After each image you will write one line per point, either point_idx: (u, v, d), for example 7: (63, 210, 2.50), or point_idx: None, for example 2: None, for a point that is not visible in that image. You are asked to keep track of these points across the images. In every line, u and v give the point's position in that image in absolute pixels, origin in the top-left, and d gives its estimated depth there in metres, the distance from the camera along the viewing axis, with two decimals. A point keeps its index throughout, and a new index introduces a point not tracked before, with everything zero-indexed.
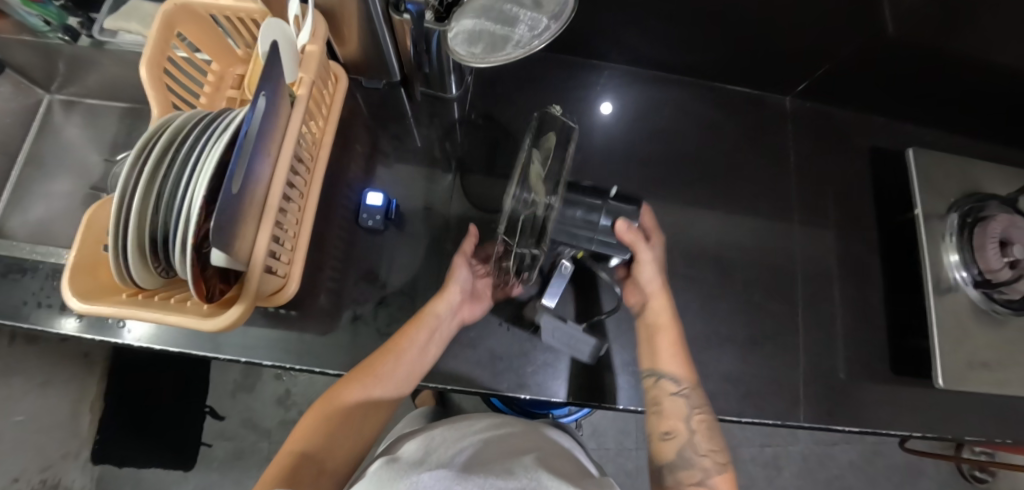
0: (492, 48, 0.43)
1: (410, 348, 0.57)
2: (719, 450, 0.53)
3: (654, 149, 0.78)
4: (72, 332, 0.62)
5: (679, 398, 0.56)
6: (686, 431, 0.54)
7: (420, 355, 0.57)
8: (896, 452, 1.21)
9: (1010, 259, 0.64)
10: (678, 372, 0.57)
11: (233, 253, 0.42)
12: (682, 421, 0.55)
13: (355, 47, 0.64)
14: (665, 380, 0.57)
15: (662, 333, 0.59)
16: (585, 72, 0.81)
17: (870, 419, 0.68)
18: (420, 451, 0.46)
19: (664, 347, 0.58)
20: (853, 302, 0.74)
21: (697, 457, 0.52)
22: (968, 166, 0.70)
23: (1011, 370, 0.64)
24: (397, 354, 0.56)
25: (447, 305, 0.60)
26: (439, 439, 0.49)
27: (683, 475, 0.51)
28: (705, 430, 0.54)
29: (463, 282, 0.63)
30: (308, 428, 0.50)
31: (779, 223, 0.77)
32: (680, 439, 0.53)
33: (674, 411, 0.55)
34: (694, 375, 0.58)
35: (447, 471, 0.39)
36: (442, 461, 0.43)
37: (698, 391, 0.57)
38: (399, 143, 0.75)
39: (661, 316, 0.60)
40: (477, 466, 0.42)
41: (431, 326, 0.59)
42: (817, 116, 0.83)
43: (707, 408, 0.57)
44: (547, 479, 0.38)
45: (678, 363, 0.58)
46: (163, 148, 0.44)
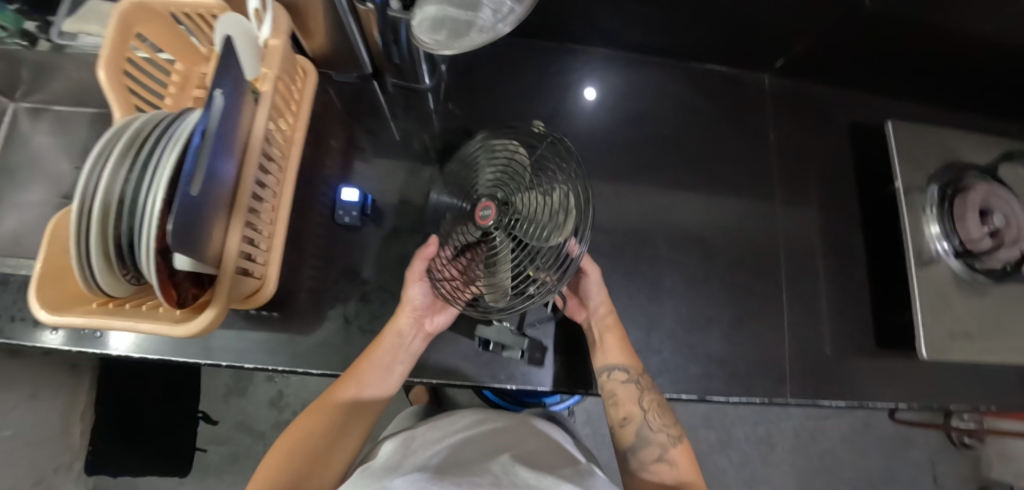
0: (456, 35, 0.42)
1: (371, 370, 0.57)
2: (672, 423, 0.57)
3: (633, 133, 0.78)
4: (56, 345, 0.61)
5: (631, 385, 0.59)
6: (641, 412, 0.57)
7: (384, 376, 0.57)
8: (886, 424, 1.23)
9: (991, 228, 0.67)
10: (625, 361, 0.59)
11: (199, 256, 0.41)
12: (636, 404, 0.57)
13: (322, 40, 0.63)
14: (616, 371, 0.58)
15: (609, 333, 0.61)
16: (562, 57, 0.80)
17: (854, 392, 0.69)
18: (399, 455, 0.47)
19: (614, 342, 0.60)
20: (837, 277, 0.74)
21: (653, 434, 0.56)
22: (948, 136, 0.70)
23: (993, 337, 0.64)
24: (359, 377, 0.56)
25: (412, 322, 0.60)
26: (421, 441, 0.49)
27: (644, 455, 0.55)
28: (657, 408, 0.57)
29: (420, 298, 0.60)
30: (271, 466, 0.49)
31: (761, 203, 0.76)
32: (636, 421, 0.56)
33: (629, 397, 0.58)
34: (637, 360, 0.60)
35: (423, 472, 0.40)
36: (419, 462, 0.44)
37: (645, 374, 0.60)
38: (375, 138, 0.73)
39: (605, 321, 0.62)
40: (455, 465, 0.42)
41: (393, 344, 0.58)
42: (797, 92, 0.82)
43: (654, 386, 0.60)
44: (523, 474, 0.40)
45: (624, 352, 0.60)
46: (122, 152, 0.43)
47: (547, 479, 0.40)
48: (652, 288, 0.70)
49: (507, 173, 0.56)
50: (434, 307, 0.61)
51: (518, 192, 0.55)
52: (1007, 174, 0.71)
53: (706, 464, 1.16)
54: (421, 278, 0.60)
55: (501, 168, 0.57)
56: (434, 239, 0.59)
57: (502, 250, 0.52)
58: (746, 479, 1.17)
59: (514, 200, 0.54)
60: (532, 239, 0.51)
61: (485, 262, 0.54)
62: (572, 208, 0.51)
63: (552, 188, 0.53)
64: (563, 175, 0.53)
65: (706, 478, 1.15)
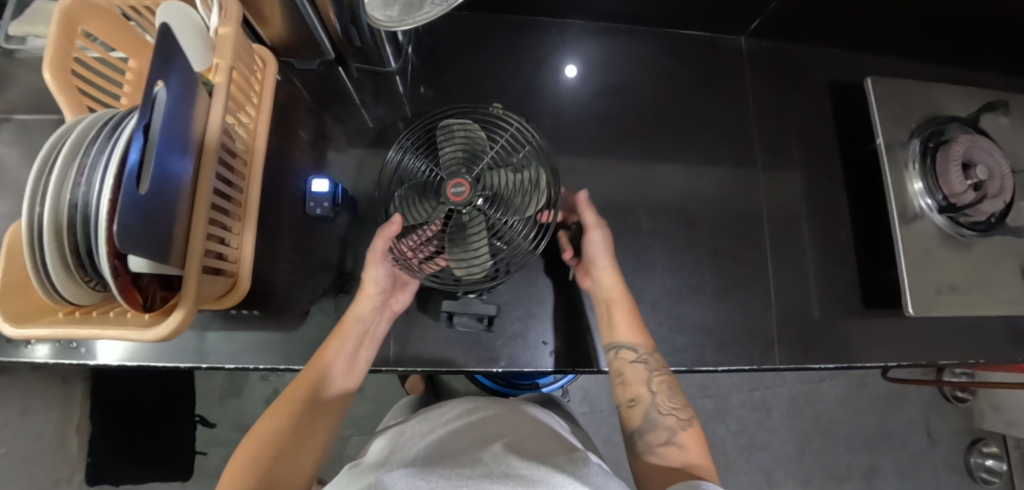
0: (408, 9, 0.40)
1: (335, 358, 0.53)
2: (682, 406, 0.52)
3: (610, 105, 0.76)
4: (40, 360, 0.61)
5: (639, 364, 0.55)
6: (649, 394, 0.52)
7: (349, 364, 0.54)
8: (881, 383, 1.24)
9: (973, 181, 0.65)
10: (634, 340, 0.57)
11: (156, 256, 0.39)
12: (644, 385, 0.53)
13: (279, 27, 0.60)
14: (624, 349, 0.56)
15: (616, 307, 0.60)
16: (532, 31, 0.77)
17: (843, 353, 0.69)
18: (387, 453, 0.46)
19: (619, 315, 0.59)
20: (822, 240, 0.73)
21: (662, 417, 0.50)
22: (929, 89, 0.69)
23: (980, 290, 0.64)
24: (326, 367, 0.52)
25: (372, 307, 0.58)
26: (410, 436, 0.49)
27: (652, 437, 0.49)
28: (667, 390, 0.53)
29: (382, 279, 0.57)
30: (236, 473, 0.41)
31: (743, 169, 0.75)
32: (644, 403, 0.52)
33: (637, 377, 0.54)
34: (650, 340, 0.58)
35: (411, 467, 0.39)
36: (407, 457, 0.43)
37: (655, 351, 0.57)
38: (344, 126, 0.71)
39: (613, 292, 0.61)
40: (444, 457, 0.42)
41: (354, 331, 0.56)
42: (776, 53, 0.80)
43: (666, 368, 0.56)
44: (517, 462, 0.39)
45: (637, 331, 0.58)
46: (69, 156, 0.41)
47: (540, 465, 0.40)
48: (635, 262, 0.70)
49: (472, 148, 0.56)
50: (396, 287, 0.61)
51: (483, 172, 0.55)
52: (990, 124, 0.70)
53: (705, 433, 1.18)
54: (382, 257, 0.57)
55: (464, 143, 0.57)
56: (399, 217, 0.53)
57: (478, 224, 0.54)
58: (744, 445, 1.18)
59: (484, 177, 0.55)
60: (503, 216, 0.54)
61: (455, 235, 0.54)
62: (543, 185, 0.54)
63: (522, 166, 0.55)
64: (531, 153, 0.55)
65: None
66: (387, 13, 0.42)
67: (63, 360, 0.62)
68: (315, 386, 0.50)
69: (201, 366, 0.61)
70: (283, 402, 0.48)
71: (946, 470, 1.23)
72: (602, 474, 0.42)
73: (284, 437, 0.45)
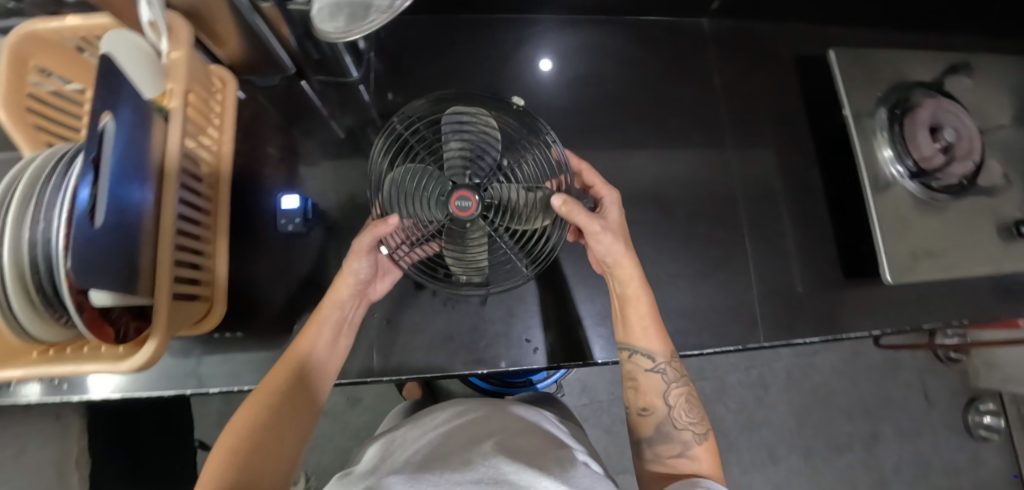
0: (354, 19, 0.39)
1: (313, 350, 0.52)
2: (699, 420, 0.51)
3: (578, 98, 0.76)
4: (32, 400, 0.61)
5: (656, 374, 0.53)
6: (666, 406, 0.52)
7: (328, 355, 0.54)
8: (874, 350, 1.25)
9: (942, 144, 0.65)
10: (653, 347, 0.54)
11: (120, 287, 0.39)
12: (660, 397, 0.52)
13: (235, 47, 0.60)
14: (640, 356, 0.53)
15: (632, 307, 0.55)
16: (493, 28, 0.77)
17: (828, 326, 0.69)
18: (379, 460, 0.46)
19: (646, 318, 0.54)
20: (800, 216, 0.74)
21: (677, 431, 0.50)
22: (893, 57, 0.69)
23: (956, 253, 0.65)
24: (304, 359, 0.51)
25: (351, 298, 0.57)
26: (400, 441, 0.49)
27: (664, 450, 0.50)
28: (685, 403, 0.52)
29: (364, 270, 0.54)
30: (214, 466, 0.40)
31: (716, 151, 0.75)
32: (659, 415, 0.51)
33: (653, 388, 0.53)
34: (670, 347, 0.54)
35: (401, 474, 0.39)
36: (398, 462, 0.43)
37: (676, 360, 0.54)
38: (314, 140, 0.71)
39: (632, 285, 0.54)
40: (435, 460, 0.41)
41: (333, 321, 0.55)
42: (740, 32, 0.80)
43: (686, 377, 0.54)
44: (505, 463, 0.39)
45: (662, 338, 0.54)
46: (25, 195, 0.41)
47: (528, 466, 0.40)
48: None
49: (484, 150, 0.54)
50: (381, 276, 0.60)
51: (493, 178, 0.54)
52: (954, 87, 0.71)
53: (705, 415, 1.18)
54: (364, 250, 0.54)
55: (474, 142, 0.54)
56: (395, 219, 0.48)
57: (478, 231, 0.53)
58: (745, 423, 1.19)
59: (492, 188, 0.53)
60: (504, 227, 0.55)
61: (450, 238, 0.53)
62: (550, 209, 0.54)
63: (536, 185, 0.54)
64: (547, 167, 0.58)
65: None
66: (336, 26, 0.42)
67: (52, 398, 0.61)
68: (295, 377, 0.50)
69: (188, 392, 0.61)
70: (259, 393, 0.47)
71: (946, 431, 1.24)
72: (591, 476, 0.42)
73: (260, 428, 0.44)
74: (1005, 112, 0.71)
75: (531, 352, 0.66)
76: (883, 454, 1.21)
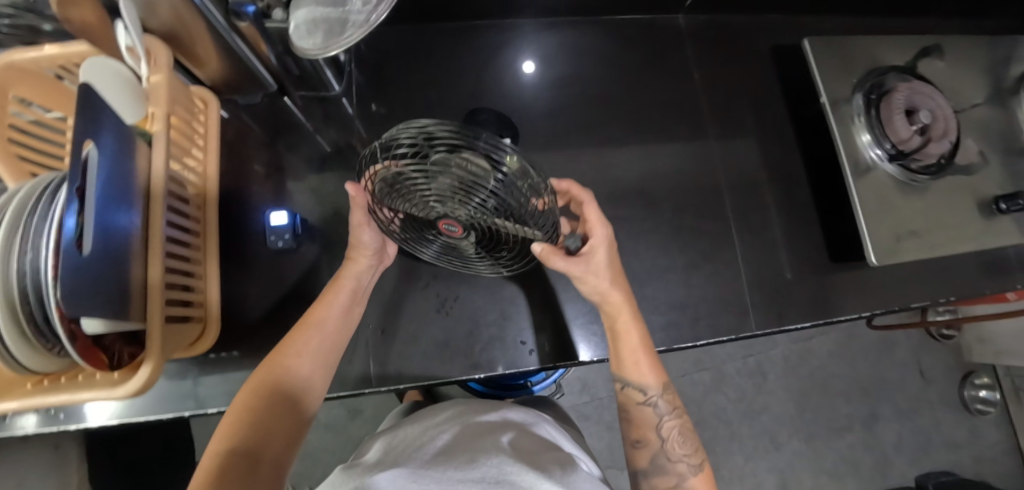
0: (331, 34, 0.39)
1: (327, 318, 0.54)
2: (692, 451, 0.51)
3: (560, 99, 0.76)
4: (30, 431, 0.61)
5: (648, 407, 0.53)
6: (658, 439, 0.52)
7: (342, 321, 0.56)
8: (868, 331, 1.26)
9: (918, 126, 0.66)
10: (645, 380, 0.53)
11: (111, 314, 0.39)
12: (653, 429, 0.52)
13: (216, 67, 0.60)
14: (632, 390, 0.53)
15: (624, 341, 0.55)
16: (472, 35, 0.77)
17: (819, 311, 0.70)
18: (382, 455, 0.45)
19: (638, 352, 0.54)
20: (785, 204, 0.75)
21: (671, 464, 0.51)
22: (866, 43, 0.70)
23: (938, 231, 0.66)
24: (319, 324, 0.54)
25: (365, 268, 0.59)
26: (401, 437, 0.49)
27: (659, 482, 0.50)
28: (678, 435, 0.52)
29: (373, 243, 0.56)
30: (229, 423, 0.45)
31: (698, 144, 0.76)
32: (653, 448, 0.52)
33: (645, 421, 0.53)
34: (662, 379, 0.54)
35: (403, 467, 0.38)
36: (402, 457, 0.42)
37: (669, 392, 0.54)
38: (299, 154, 0.71)
39: (623, 317, 0.54)
40: (439, 455, 0.41)
41: (348, 293, 0.57)
42: (716, 26, 0.81)
43: (678, 407, 0.54)
44: (506, 464, 0.39)
45: (654, 370, 0.54)
46: (13, 224, 0.41)
47: (529, 467, 0.40)
48: None
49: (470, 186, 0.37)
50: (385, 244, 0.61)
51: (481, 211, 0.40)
52: (927, 69, 0.72)
53: (705, 405, 1.19)
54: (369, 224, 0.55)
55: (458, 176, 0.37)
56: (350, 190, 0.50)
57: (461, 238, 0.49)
58: (745, 411, 1.20)
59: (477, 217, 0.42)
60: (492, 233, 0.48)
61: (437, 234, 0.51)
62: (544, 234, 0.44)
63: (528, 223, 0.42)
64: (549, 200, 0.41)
65: (707, 418, 1.19)
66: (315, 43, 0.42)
67: (49, 428, 0.61)
68: (312, 343, 0.52)
69: (186, 414, 0.61)
70: (275, 357, 0.51)
71: (944, 407, 1.25)
72: (589, 482, 0.42)
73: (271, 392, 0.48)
74: (978, 90, 0.73)
75: (527, 353, 0.66)
76: (883, 433, 1.22)
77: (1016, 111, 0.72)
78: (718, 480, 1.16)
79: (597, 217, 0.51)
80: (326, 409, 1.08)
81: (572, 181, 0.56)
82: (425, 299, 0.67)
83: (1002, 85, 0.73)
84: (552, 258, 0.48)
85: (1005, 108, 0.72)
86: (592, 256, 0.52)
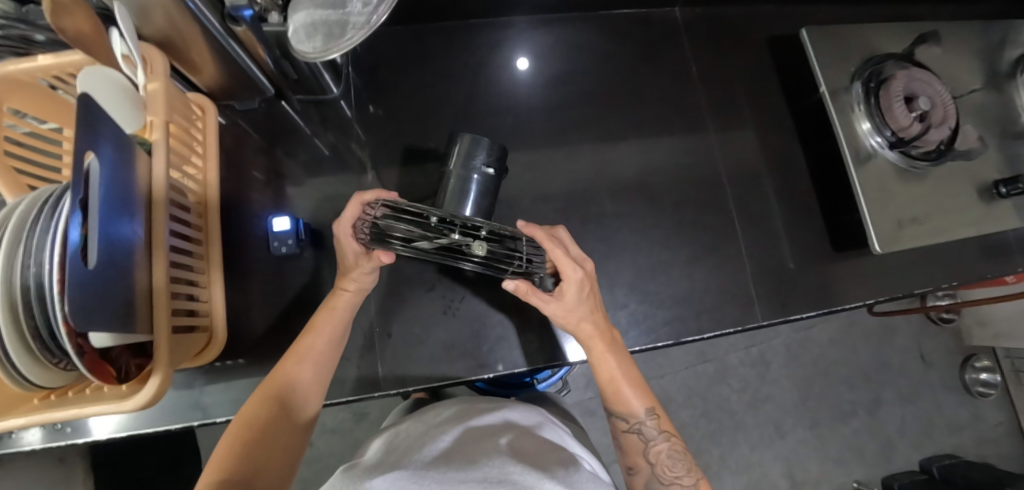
0: (332, 37, 0.39)
1: (320, 347, 0.52)
2: (685, 472, 0.49)
3: (558, 96, 0.76)
4: (35, 446, 0.60)
5: (633, 434, 0.52)
6: (648, 465, 0.51)
7: (334, 348, 0.53)
8: (869, 318, 1.27)
9: (918, 113, 0.65)
10: (625, 410, 0.52)
11: (118, 326, 0.39)
12: (641, 456, 0.51)
13: (212, 73, 0.59)
14: (616, 420, 0.53)
15: (601, 374, 0.53)
16: (468, 34, 0.77)
17: (823, 300, 0.71)
18: (382, 455, 0.44)
19: (617, 383, 0.53)
20: (786, 194, 0.75)
21: (664, 488, 0.49)
22: (863, 32, 0.71)
23: (939, 218, 0.66)
24: (312, 353, 0.51)
25: (357, 297, 0.56)
26: (404, 436, 0.49)
27: None
28: (667, 459, 0.50)
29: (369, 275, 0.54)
30: (223, 452, 0.42)
31: (698, 137, 0.76)
32: (645, 474, 0.51)
33: (632, 448, 0.52)
34: (646, 402, 0.52)
35: (403, 470, 0.36)
36: (403, 458, 0.41)
37: (653, 416, 0.52)
38: (299, 159, 0.71)
39: (596, 347, 0.53)
40: (441, 458, 0.40)
41: (341, 319, 0.54)
42: (712, 19, 0.81)
43: (668, 431, 0.52)
44: (508, 464, 0.38)
45: (636, 394, 0.52)
46: (15, 237, 0.41)
47: (531, 468, 0.38)
48: (607, 246, 0.71)
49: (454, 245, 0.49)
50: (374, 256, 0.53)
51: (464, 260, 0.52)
52: (924, 57, 0.72)
53: (710, 397, 1.20)
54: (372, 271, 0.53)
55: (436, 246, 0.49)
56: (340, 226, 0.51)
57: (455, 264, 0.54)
58: (749, 401, 1.21)
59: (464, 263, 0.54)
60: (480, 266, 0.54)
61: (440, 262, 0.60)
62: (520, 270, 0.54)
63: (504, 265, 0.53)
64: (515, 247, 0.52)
65: (712, 409, 1.19)
66: (314, 47, 0.41)
67: (54, 443, 0.60)
68: (305, 373, 0.50)
69: (195, 424, 0.61)
70: (268, 386, 0.48)
71: (946, 391, 1.26)
72: (593, 481, 0.41)
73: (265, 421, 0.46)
74: (974, 76, 0.73)
75: (534, 352, 0.66)
76: (887, 419, 1.23)
77: (1013, 95, 0.72)
78: (725, 470, 1.17)
79: (564, 261, 0.49)
80: (332, 413, 1.08)
81: (534, 226, 0.51)
82: (429, 301, 0.67)
83: (998, 70, 0.73)
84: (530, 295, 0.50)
85: (1002, 93, 0.73)
86: (562, 293, 0.51)
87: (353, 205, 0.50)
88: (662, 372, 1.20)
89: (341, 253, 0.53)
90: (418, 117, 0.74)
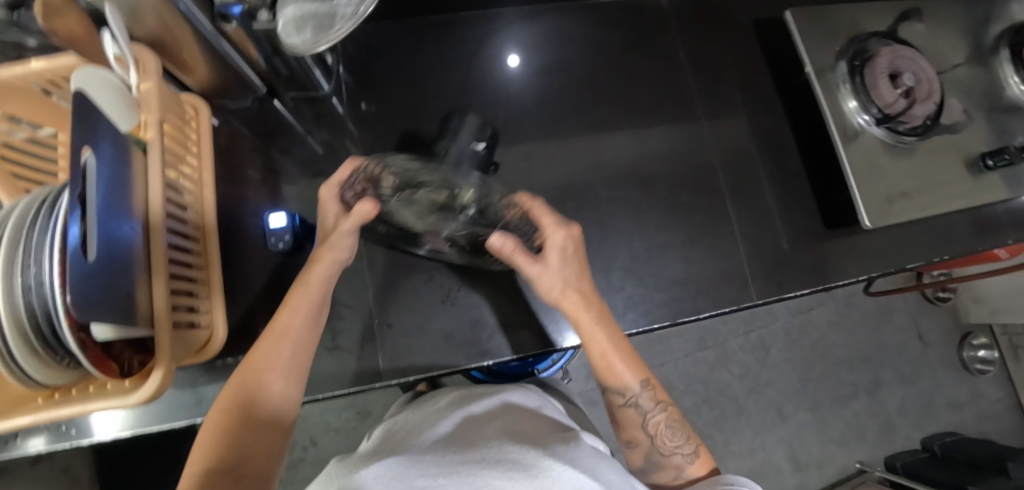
0: (321, 29, 0.39)
1: (293, 324, 0.51)
2: (684, 441, 0.50)
3: (549, 85, 0.77)
4: (41, 449, 0.60)
5: (630, 409, 0.52)
6: (647, 438, 0.52)
7: (311, 324, 0.53)
8: (867, 299, 1.28)
9: (902, 89, 0.67)
10: (621, 385, 0.52)
11: (121, 320, 0.39)
12: (640, 429, 0.52)
13: (204, 72, 0.60)
14: (612, 395, 0.53)
15: (591, 348, 0.53)
16: (457, 27, 0.77)
17: (817, 278, 0.72)
18: (379, 444, 0.45)
19: (609, 357, 0.52)
20: (777, 175, 0.76)
21: (665, 458, 0.50)
22: (846, 11, 0.72)
23: (929, 193, 0.67)
24: (284, 331, 0.51)
25: (331, 268, 0.55)
26: (402, 425, 0.49)
27: (658, 477, 0.50)
28: (665, 429, 0.51)
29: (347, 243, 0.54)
30: (206, 441, 0.43)
31: (688, 122, 0.77)
32: (645, 447, 0.51)
33: (629, 422, 0.53)
34: (641, 375, 0.52)
35: (398, 456, 0.37)
36: (397, 445, 0.41)
37: (649, 388, 0.52)
38: (294, 157, 0.71)
39: (584, 319, 0.52)
40: (433, 443, 0.40)
41: (316, 294, 0.54)
42: (698, 4, 0.82)
43: (664, 401, 0.52)
44: (506, 444, 0.38)
45: (631, 367, 0.52)
46: (11, 243, 0.41)
47: (530, 447, 0.38)
48: (602, 232, 0.71)
49: (446, 207, 0.50)
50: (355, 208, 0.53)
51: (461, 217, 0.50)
52: (907, 34, 0.73)
53: (711, 383, 1.21)
54: (355, 229, 0.53)
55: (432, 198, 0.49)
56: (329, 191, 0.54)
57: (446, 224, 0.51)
58: (750, 386, 1.22)
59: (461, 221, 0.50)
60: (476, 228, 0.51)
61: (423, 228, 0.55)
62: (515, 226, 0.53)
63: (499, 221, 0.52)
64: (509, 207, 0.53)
65: (713, 395, 1.20)
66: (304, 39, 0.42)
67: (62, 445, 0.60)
68: (283, 353, 0.50)
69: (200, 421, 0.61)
70: (244, 371, 0.48)
71: (945, 369, 1.27)
72: (594, 455, 0.41)
73: (252, 399, 0.47)
74: (958, 51, 0.74)
75: (534, 338, 0.67)
76: (887, 399, 1.24)
77: (997, 69, 0.73)
78: (729, 456, 1.17)
79: (548, 223, 0.51)
80: (336, 413, 1.08)
81: (525, 196, 0.54)
82: (428, 292, 0.67)
83: (982, 44, 0.74)
84: (515, 249, 0.50)
85: (987, 66, 0.74)
86: (546, 260, 0.52)
87: (348, 166, 0.54)
88: (662, 361, 1.20)
89: (323, 216, 0.55)
90: (410, 110, 0.74)
